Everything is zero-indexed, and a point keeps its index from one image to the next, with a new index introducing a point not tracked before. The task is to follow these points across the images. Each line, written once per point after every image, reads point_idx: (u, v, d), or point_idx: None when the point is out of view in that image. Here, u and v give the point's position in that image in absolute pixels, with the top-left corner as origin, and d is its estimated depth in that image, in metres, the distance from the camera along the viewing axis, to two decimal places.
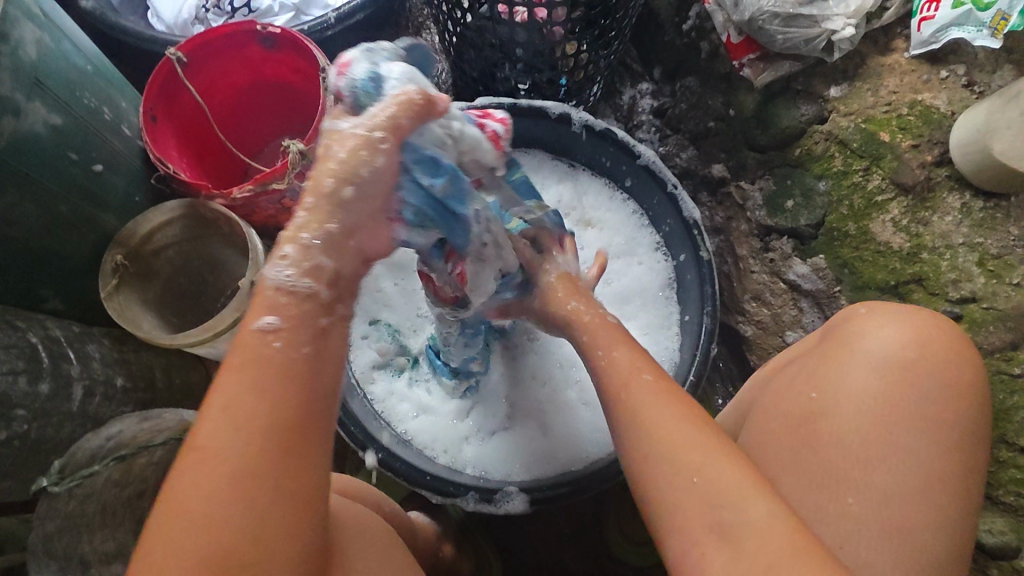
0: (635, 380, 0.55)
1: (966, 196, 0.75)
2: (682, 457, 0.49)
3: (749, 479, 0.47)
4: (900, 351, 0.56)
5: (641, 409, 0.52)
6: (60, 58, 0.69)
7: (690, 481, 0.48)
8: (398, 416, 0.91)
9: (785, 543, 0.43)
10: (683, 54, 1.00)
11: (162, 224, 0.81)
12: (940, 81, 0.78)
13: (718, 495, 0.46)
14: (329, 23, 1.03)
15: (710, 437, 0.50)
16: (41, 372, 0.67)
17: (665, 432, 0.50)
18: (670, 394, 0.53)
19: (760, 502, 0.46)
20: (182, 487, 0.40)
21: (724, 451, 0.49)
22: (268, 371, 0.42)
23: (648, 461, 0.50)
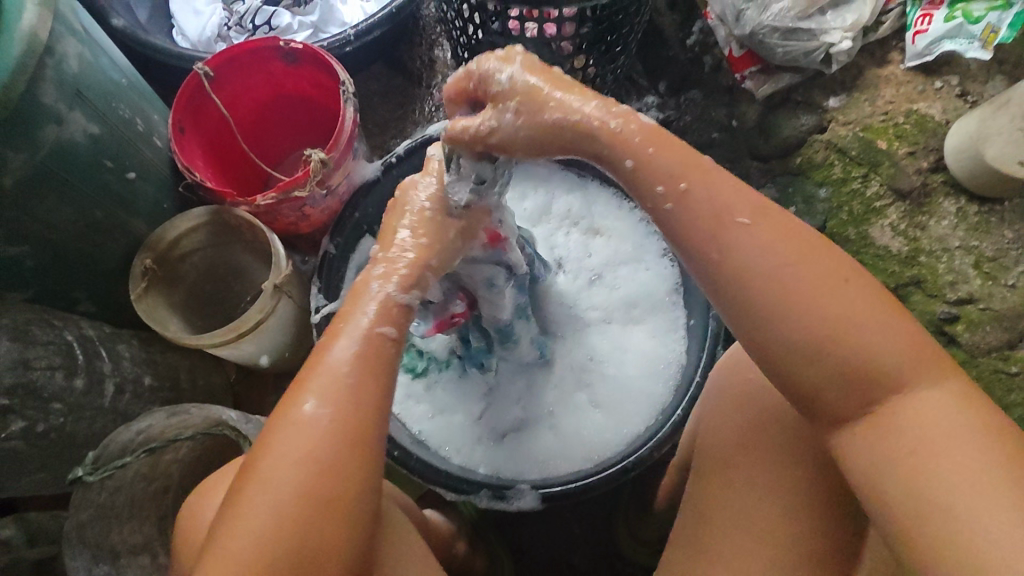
0: (733, 221, 0.48)
1: (961, 200, 0.78)
2: (834, 329, 0.45)
3: (907, 346, 0.45)
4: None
5: (770, 267, 0.46)
6: (99, 71, 0.73)
7: (836, 364, 0.45)
8: (413, 418, 0.94)
9: (949, 410, 0.44)
10: (687, 67, 1.03)
11: (190, 230, 0.84)
12: (934, 91, 0.82)
13: (877, 371, 0.45)
14: (347, 40, 1.08)
15: (858, 294, 0.45)
16: (76, 368, 0.70)
17: (812, 292, 0.45)
18: (777, 226, 0.47)
19: (920, 372, 0.45)
20: (282, 446, 0.47)
21: (880, 313, 0.45)
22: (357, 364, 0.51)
23: (793, 332, 0.45)
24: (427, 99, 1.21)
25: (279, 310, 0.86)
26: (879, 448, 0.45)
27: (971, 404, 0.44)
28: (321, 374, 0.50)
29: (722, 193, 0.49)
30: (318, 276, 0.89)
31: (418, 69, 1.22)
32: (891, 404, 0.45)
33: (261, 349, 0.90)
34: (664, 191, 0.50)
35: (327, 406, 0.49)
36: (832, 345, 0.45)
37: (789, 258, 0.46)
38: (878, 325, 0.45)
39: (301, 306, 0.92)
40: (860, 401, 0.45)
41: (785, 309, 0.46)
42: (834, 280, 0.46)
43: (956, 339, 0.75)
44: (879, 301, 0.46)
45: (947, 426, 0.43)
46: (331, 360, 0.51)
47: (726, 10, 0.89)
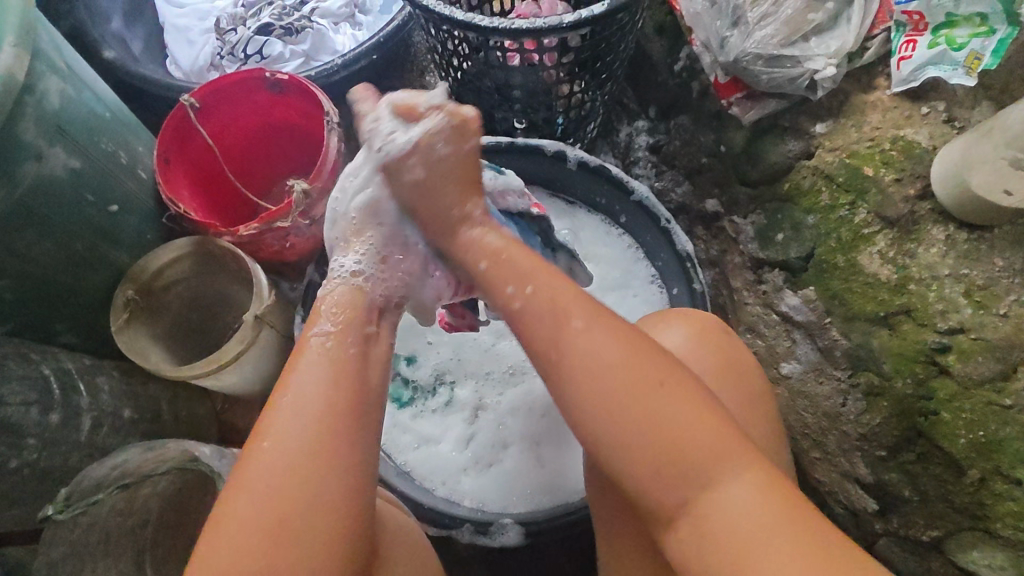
0: (564, 328, 0.52)
1: (950, 228, 0.76)
2: (649, 423, 0.48)
3: (716, 437, 0.48)
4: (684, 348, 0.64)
5: (591, 370, 0.50)
6: (81, 106, 0.74)
7: (654, 451, 0.48)
8: (398, 448, 0.92)
9: (764, 509, 0.45)
10: (676, 93, 1.03)
11: (173, 260, 0.84)
12: (921, 117, 0.80)
13: (696, 470, 0.47)
14: (335, 68, 1.08)
15: (669, 395, 0.49)
16: (51, 403, 0.70)
17: (610, 381, 0.49)
18: (606, 329, 0.52)
19: (736, 467, 0.47)
20: (274, 424, 0.50)
21: (693, 409, 0.48)
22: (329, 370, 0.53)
23: (610, 427, 0.49)
24: None
25: (261, 340, 0.85)
26: (710, 546, 0.45)
27: (784, 500, 0.46)
28: (304, 362, 0.54)
29: (558, 300, 0.53)
30: (301, 305, 0.88)
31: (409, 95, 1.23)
32: (709, 504, 0.46)
33: (244, 379, 0.89)
34: (513, 292, 0.55)
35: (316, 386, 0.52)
36: (635, 422, 0.48)
37: (612, 361, 0.50)
38: (690, 415, 0.48)
39: (284, 335, 0.92)
40: (682, 497, 0.47)
41: (608, 404, 0.49)
42: (653, 383, 0.49)
43: (947, 369, 0.73)
44: (688, 400, 0.49)
45: (761, 522, 0.44)
46: (306, 355, 0.55)
47: (711, 37, 0.89)
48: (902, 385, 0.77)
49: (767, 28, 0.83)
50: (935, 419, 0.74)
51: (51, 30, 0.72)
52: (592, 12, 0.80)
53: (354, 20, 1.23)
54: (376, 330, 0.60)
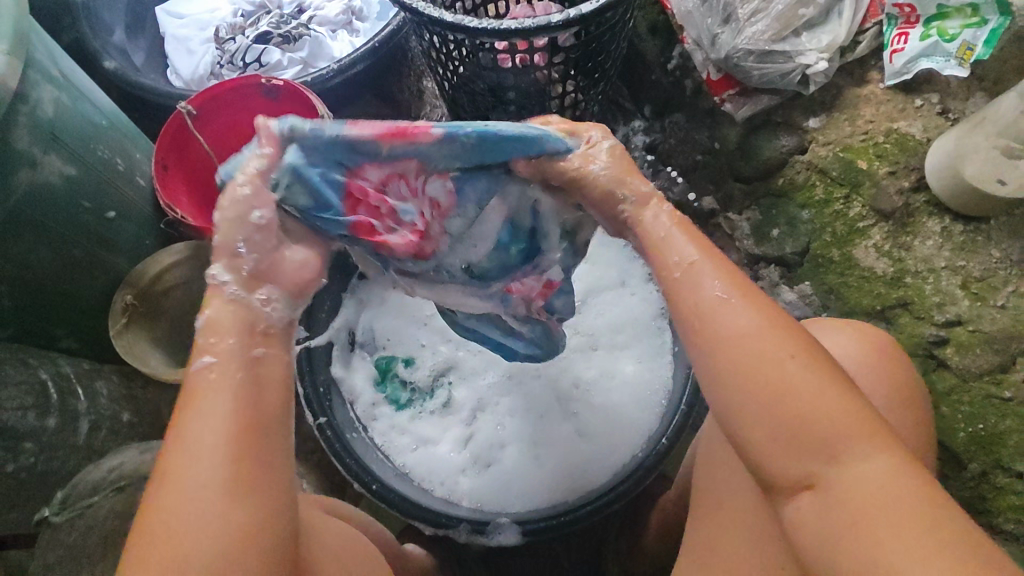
0: (702, 291, 0.45)
1: (946, 219, 0.76)
2: (782, 400, 0.41)
3: (858, 421, 0.41)
4: (839, 356, 0.58)
5: (730, 337, 0.43)
6: (77, 115, 0.75)
7: (786, 432, 0.42)
8: (396, 450, 0.92)
9: (906, 495, 0.39)
10: (670, 91, 1.02)
11: (171, 265, 0.85)
12: (915, 109, 0.80)
13: (832, 446, 0.41)
14: (331, 73, 1.09)
15: (806, 376, 0.42)
16: (49, 408, 0.71)
17: (743, 353, 0.42)
18: (751, 300, 0.44)
19: (871, 453, 0.41)
20: (151, 494, 0.40)
21: (835, 398, 0.42)
22: (219, 432, 0.41)
23: (740, 392, 0.42)
24: None
25: None
26: (834, 518, 0.41)
27: (917, 487, 0.40)
28: (190, 415, 0.41)
29: (709, 269, 0.45)
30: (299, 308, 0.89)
31: (406, 100, 1.23)
32: (836, 483, 0.41)
33: None
34: (676, 262, 0.46)
35: (192, 466, 0.40)
36: (768, 405, 0.42)
37: (753, 330, 0.43)
38: (836, 396, 0.41)
39: None
40: (803, 472, 0.42)
41: (733, 388, 0.43)
42: (784, 356, 0.42)
43: (945, 362, 0.73)
44: (831, 376, 0.42)
45: (889, 504, 0.40)
46: (194, 398, 0.41)
47: (702, 34, 0.88)
48: None
49: (758, 24, 0.83)
50: (934, 412, 0.74)
51: (47, 42, 0.73)
52: (580, 12, 0.80)
53: (351, 27, 1.24)
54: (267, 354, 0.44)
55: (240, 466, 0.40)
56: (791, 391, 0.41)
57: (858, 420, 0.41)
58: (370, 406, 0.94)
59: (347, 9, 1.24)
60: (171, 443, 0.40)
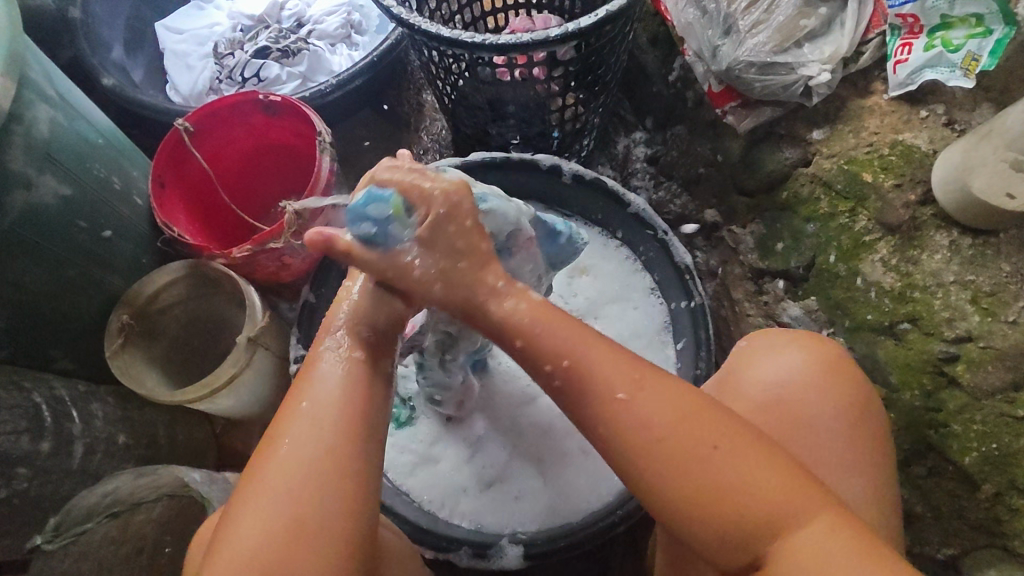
0: (609, 401, 0.50)
1: (954, 233, 0.74)
2: (708, 487, 0.47)
3: (781, 489, 0.47)
4: (784, 386, 0.60)
5: (650, 442, 0.48)
6: (73, 134, 0.74)
7: (723, 516, 0.47)
8: (398, 471, 0.90)
9: (835, 546, 0.46)
10: (672, 103, 1.01)
11: (167, 284, 0.84)
12: (920, 121, 0.79)
13: (763, 523, 0.47)
14: (329, 87, 1.08)
15: (726, 457, 0.48)
16: (43, 431, 0.70)
17: (653, 436, 0.48)
18: (659, 393, 0.50)
19: (802, 514, 0.47)
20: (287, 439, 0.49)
21: (752, 457, 0.48)
22: (342, 391, 0.51)
23: (681, 501, 0.48)
24: (415, 143, 1.21)
25: (255, 361, 0.85)
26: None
27: (850, 533, 0.47)
28: (317, 377, 0.52)
29: (597, 362, 0.51)
30: (295, 326, 0.88)
31: (407, 113, 1.22)
32: (778, 554, 0.47)
33: (240, 402, 0.89)
34: (551, 368, 0.52)
35: (318, 425, 0.50)
36: (696, 489, 0.48)
37: (665, 433, 0.48)
38: (745, 471, 0.48)
39: (280, 356, 0.91)
40: (749, 552, 0.48)
41: (657, 479, 0.48)
42: (706, 448, 0.48)
43: (957, 380, 0.71)
44: (746, 451, 0.48)
45: (823, 554, 0.46)
46: (318, 381, 0.52)
47: (703, 46, 0.87)
48: (910, 397, 0.75)
49: (759, 36, 0.82)
50: (945, 431, 0.72)
51: (43, 62, 0.73)
52: (578, 26, 0.80)
53: (350, 41, 1.24)
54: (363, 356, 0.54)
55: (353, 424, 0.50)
56: (708, 477, 0.48)
57: (779, 472, 0.48)
58: None
59: (346, 22, 1.24)
60: (293, 431, 0.49)
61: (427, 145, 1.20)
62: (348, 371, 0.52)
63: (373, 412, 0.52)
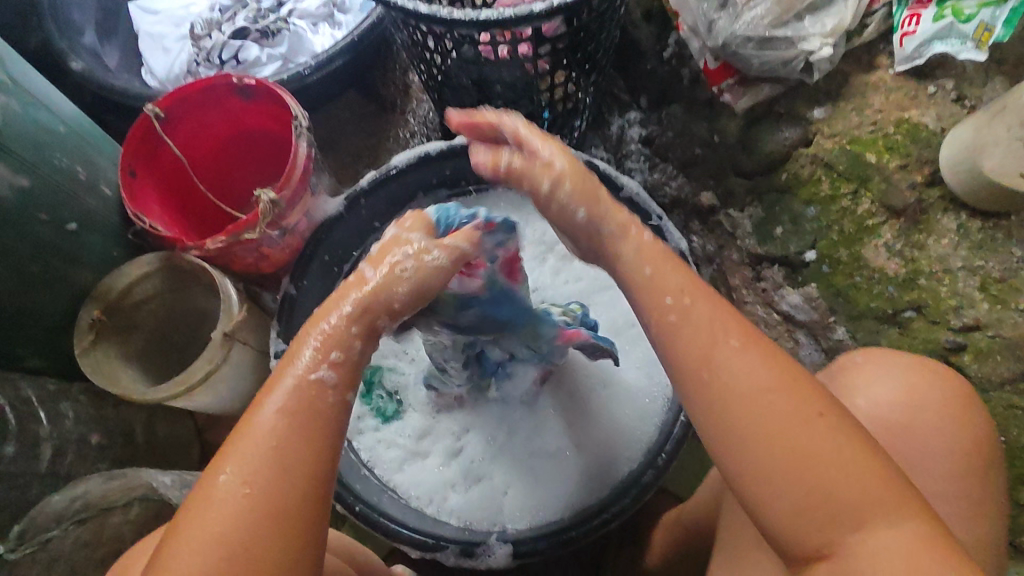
0: (718, 345, 0.46)
1: (962, 216, 0.71)
2: (794, 449, 0.42)
3: (881, 478, 0.42)
4: (895, 400, 0.58)
5: (745, 394, 0.44)
6: (29, 122, 0.70)
7: (808, 489, 0.42)
8: (387, 467, 0.88)
9: (930, 556, 0.40)
10: (667, 81, 0.96)
11: (140, 278, 0.81)
12: (928, 97, 0.74)
13: (845, 511, 0.41)
14: (309, 69, 1.03)
15: (829, 435, 0.42)
16: (6, 434, 0.67)
17: (748, 391, 0.44)
18: (766, 353, 0.45)
19: (894, 519, 0.41)
20: (228, 466, 0.43)
21: (853, 448, 0.42)
22: (299, 418, 0.45)
23: (762, 466, 0.43)
24: (402, 126, 1.17)
25: (233, 357, 0.82)
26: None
27: (945, 557, 0.40)
28: (278, 391, 0.46)
29: (709, 317, 0.47)
30: (276, 319, 0.85)
31: (392, 95, 1.18)
32: (853, 549, 0.41)
33: (218, 399, 0.86)
34: (670, 304, 0.48)
35: (262, 453, 0.43)
36: (780, 464, 0.42)
37: (770, 387, 0.44)
38: (844, 454, 0.42)
39: (260, 351, 0.88)
40: (823, 539, 0.42)
41: (736, 430, 0.44)
42: (811, 412, 0.43)
43: (963, 370, 0.69)
44: (854, 441, 0.42)
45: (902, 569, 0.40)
46: (271, 400, 0.45)
47: (698, 20, 0.82)
48: None
49: (757, 8, 0.77)
50: None
51: None
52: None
53: (333, 20, 1.19)
54: (323, 375, 0.47)
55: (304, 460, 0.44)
56: (800, 452, 0.42)
57: (879, 473, 0.42)
58: (356, 419, 0.90)
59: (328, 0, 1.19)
60: (233, 461, 0.43)
61: (414, 128, 1.15)
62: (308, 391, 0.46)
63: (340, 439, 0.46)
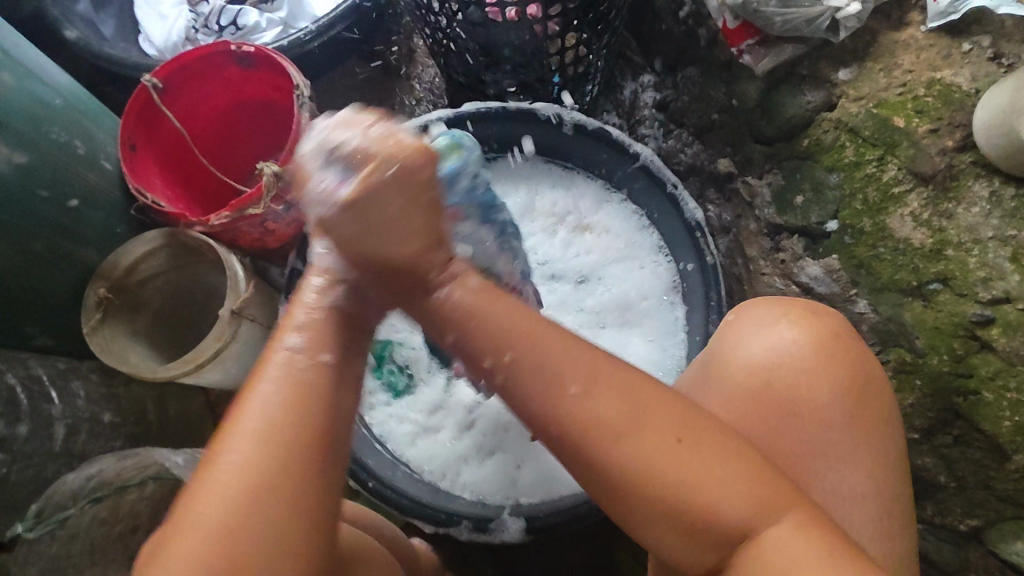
0: (561, 384, 0.42)
1: (995, 182, 0.67)
2: (662, 481, 0.41)
3: (747, 487, 0.41)
4: (776, 361, 0.54)
5: (611, 419, 0.41)
6: (23, 95, 0.68)
7: (676, 520, 0.41)
8: (399, 443, 0.86)
9: (800, 553, 0.40)
10: (683, 42, 0.91)
11: (146, 255, 0.80)
12: (962, 55, 0.70)
13: (725, 535, 0.41)
14: (310, 34, 1.00)
15: (693, 456, 0.41)
16: (18, 415, 0.67)
17: (605, 432, 0.41)
18: (613, 386, 0.42)
19: (782, 517, 0.41)
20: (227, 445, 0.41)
21: (709, 461, 0.41)
22: (286, 395, 0.42)
23: (636, 507, 0.41)
24: (407, 93, 1.13)
25: (243, 334, 0.81)
26: None
27: (824, 547, 0.40)
28: (263, 377, 0.43)
29: (555, 339, 0.43)
30: (285, 295, 0.83)
31: (396, 61, 1.14)
32: (746, 559, 0.41)
33: (230, 375, 0.85)
34: (491, 365, 0.43)
35: (241, 448, 0.40)
36: (667, 504, 0.41)
37: (625, 429, 0.41)
38: (704, 474, 0.41)
39: (270, 327, 0.88)
40: (715, 556, 0.42)
41: (624, 463, 0.41)
42: (669, 442, 0.41)
43: (990, 344, 0.65)
44: (729, 452, 0.42)
45: (799, 569, 0.40)
46: (257, 395, 0.42)
47: None
48: (938, 361, 0.70)
49: None
50: (975, 399, 0.67)
51: None
52: None
53: None
54: (333, 359, 0.44)
55: (276, 441, 0.41)
56: (662, 484, 0.41)
57: (745, 478, 0.41)
58: (367, 394, 0.89)
59: None
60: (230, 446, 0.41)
61: (420, 95, 1.12)
62: (294, 381, 0.42)
63: (330, 417, 0.43)
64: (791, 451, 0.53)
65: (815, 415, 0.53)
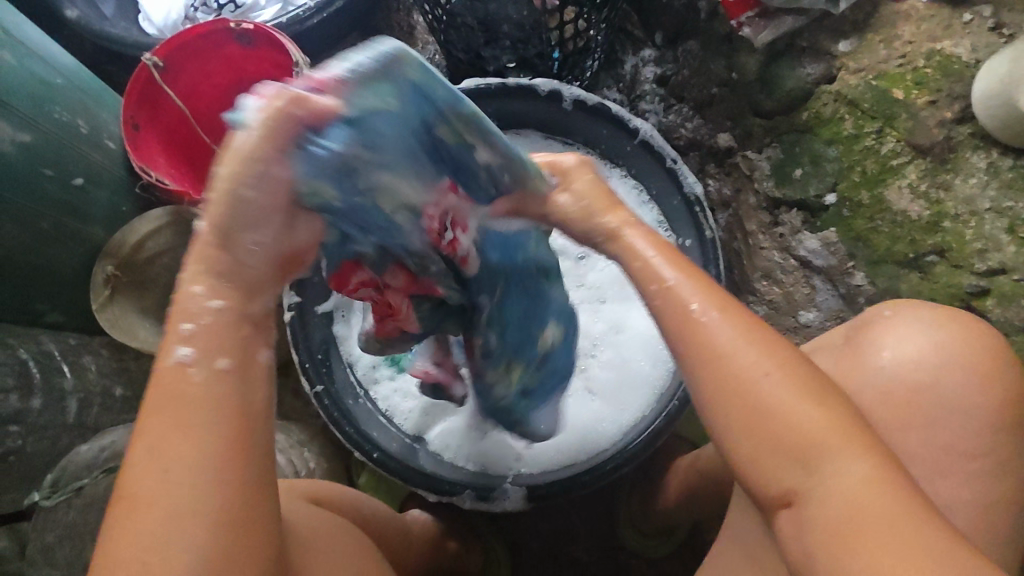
0: (697, 304, 0.41)
1: (993, 154, 0.69)
2: (752, 399, 0.38)
3: (845, 423, 0.38)
4: (923, 360, 0.51)
5: (736, 355, 0.39)
6: (23, 73, 0.69)
7: (771, 440, 0.38)
8: (405, 417, 0.88)
9: (878, 499, 0.36)
10: (683, 15, 0.90)
11: (151, 232, 0.81)
12: (963, 25, 0.72)
13: (808, 447, 0.38)
14: (310, 11, 0.99)
15: (800, 384, 0.38)
16: (32, 388, 0.68)
17: (734, 353, 0.39)
18: (749, 323, 0.40)
19: (853, 460, 0.37)
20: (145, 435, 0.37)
21: (819, 404, 0.38)
22: (200, 393, 0.37)
23: (736, 427, 0.39)
24: None
25: None
26: (822, 535, 0.37)
27: (898, 497, 0.36)
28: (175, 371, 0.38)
29: (696, 288, 0.41)
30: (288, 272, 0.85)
31: (397, 37, 1.13)
32: (820, 491, 0.37)
33: None
34: (655, 289, 0.43)
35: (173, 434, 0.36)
36: (760, 423, 0.38)
37: (735, 354, 0.39)
38: (809, 407, 0.38)
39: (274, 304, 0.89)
40: (787, 478, 0.38)
41: (735, 367, 0.39)
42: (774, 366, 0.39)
43: (985, 314, 0.68)
44: (823, 393, 0.38)
45: (873, 513, 0.36)
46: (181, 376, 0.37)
47: None
48: None
49: None
50: None
51: None
52: None
53: None
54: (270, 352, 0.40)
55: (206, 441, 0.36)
56: (763, 407, 0.38)
57: (840, 417, 0.38)
58: (371, 368, 0.90)
59: None
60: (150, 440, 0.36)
61: None
62: (217, 375, 0.37)
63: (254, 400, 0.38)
64: (912, 447, 0.51)
65: (947, 410, 0.50)
